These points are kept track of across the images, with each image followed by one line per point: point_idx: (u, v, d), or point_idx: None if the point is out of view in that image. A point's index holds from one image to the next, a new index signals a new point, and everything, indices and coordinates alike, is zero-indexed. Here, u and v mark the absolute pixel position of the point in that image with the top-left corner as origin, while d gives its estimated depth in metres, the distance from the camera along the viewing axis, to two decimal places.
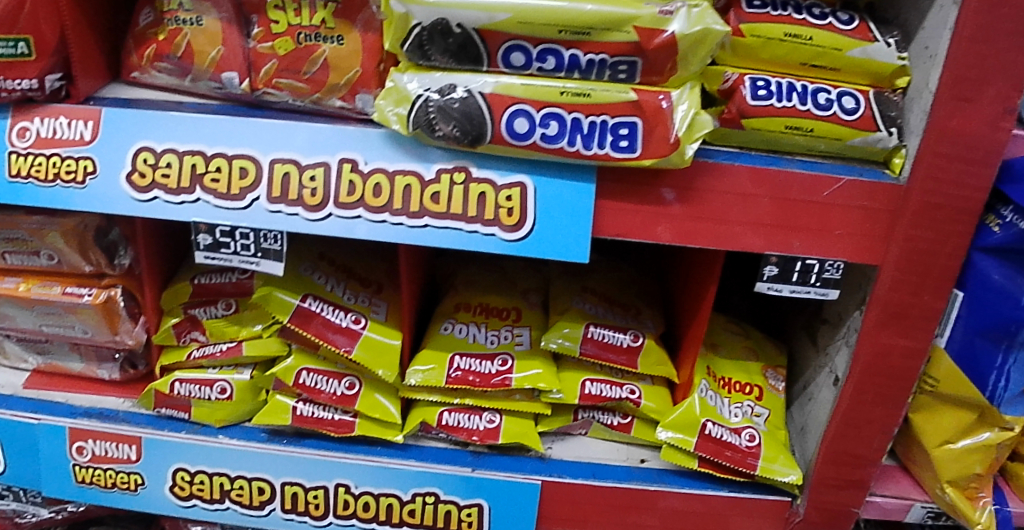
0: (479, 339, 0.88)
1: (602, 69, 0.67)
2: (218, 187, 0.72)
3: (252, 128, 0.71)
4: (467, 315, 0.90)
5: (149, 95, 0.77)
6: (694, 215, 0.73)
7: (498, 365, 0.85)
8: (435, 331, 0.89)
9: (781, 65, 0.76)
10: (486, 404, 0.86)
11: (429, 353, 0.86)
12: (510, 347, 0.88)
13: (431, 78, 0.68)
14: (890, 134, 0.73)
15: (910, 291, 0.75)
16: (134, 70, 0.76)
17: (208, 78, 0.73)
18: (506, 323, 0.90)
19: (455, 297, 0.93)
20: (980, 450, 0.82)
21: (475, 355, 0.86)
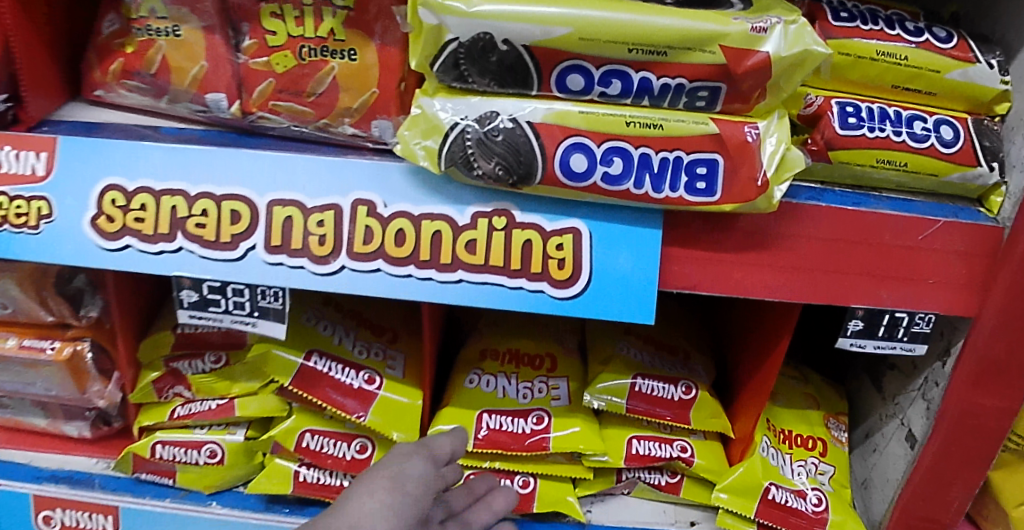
0: (510, 393, 0.78)
1: (678, 95, 0.55)
2: (203, 233, 0.59)
3: (246, 162, 0.59)
4: (496, 364, 0.80)
5: (117, 118, 0.63)
6: (771, 262, 0.62)
7: (533, 424, 0.75)
8: (462, 384, 0.79)
9: (871, 88, 0.65)
10: (518, 467, 0.77)
11: (455, 412, 0.76)
12: (546, 402, 0.78)
13: (467, 104, 0.56)
14: (992, 169, 0.63)
15: (1011, 347, 0.64)
16: (97, 88, 0.62)
17: (189, 100, 0.60)
18: (539, 373, 0.80)
19: (482, 343, 0.83)
20: None
21: (507, 413, 0.76)
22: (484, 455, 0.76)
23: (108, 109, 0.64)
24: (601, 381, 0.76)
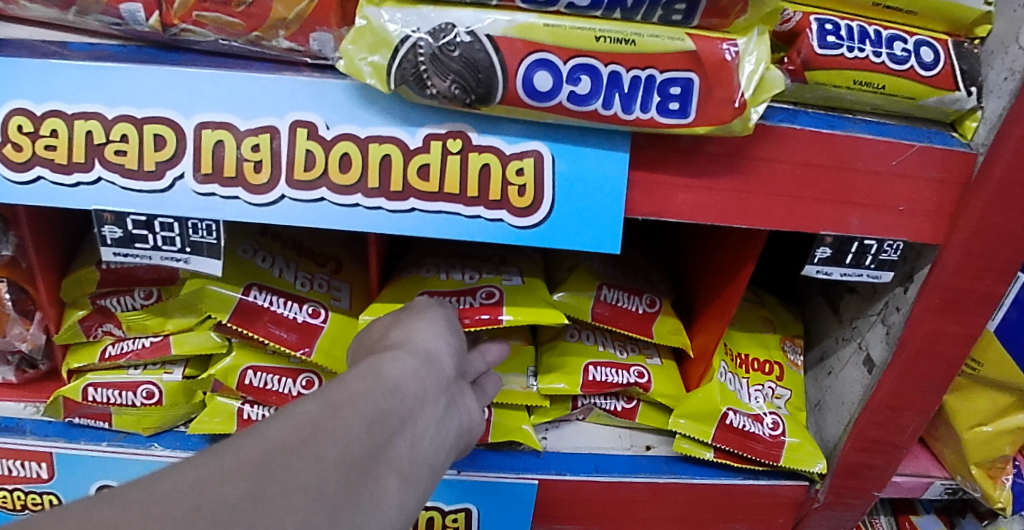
0: (455, 278, 0.73)
1: (653, 7, 0.50)
2: (125, 160, 0.53)
3: (168, 81, 0.52)
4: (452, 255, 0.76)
5: (16, 33, 0.54)
6: (741, 189, 0.59)
7: (483, 298, 0.70)
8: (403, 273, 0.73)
9: (851, 6, 0.61)
10: None
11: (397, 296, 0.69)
12: (496, 285, 0.71)
13: (419, 15, 0.50)
14: (970, 94, 0.60)
15: (974, 273, 0.64)
16: None
17: (100, 11, 0.52)
18: (491, 271, 0.74)
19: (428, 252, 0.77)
20: (1014, 432, 0.75)
21: (457, 290, 0.71)
22: None
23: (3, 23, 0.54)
24: (561, 287, 0.74)
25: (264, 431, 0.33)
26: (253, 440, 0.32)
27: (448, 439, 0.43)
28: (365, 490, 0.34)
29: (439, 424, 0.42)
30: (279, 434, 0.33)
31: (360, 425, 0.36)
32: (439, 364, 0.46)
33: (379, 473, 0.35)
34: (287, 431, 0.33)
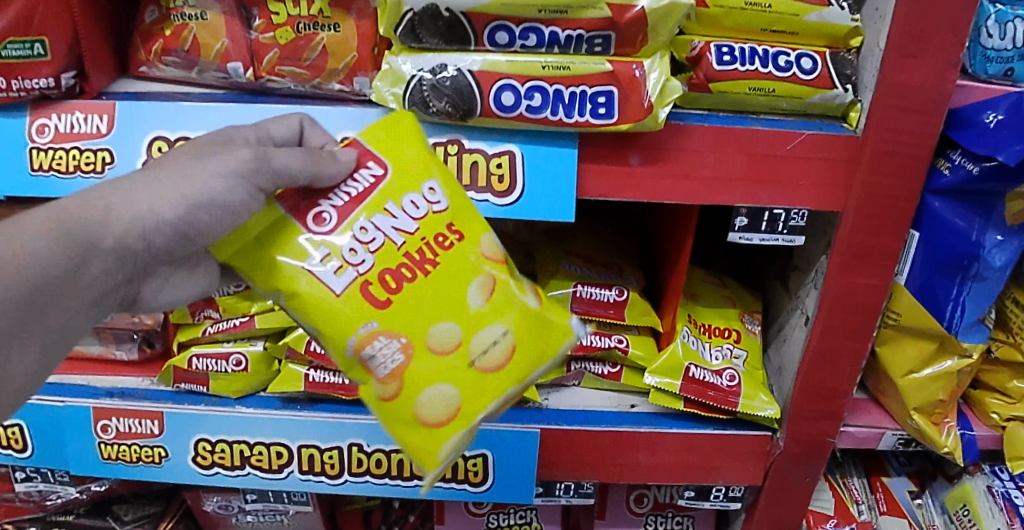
0: (390, 231, 0.64)
1: (579, 43, 0.73)
2: None
3: (256, 112, 0.76)
4: (500, 353, 0.66)
5: (157, 87, 0.82)
6: (666, 171, 0.79)
7: (325, 214, 0.64)
8: (484, 250, 0.68)
9: (743, 32, 0.80)
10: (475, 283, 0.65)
11: (399, 166, 0.65)
12: (366, 251, 0.63)
13: (424, 60, 0.73)
14: (845, 90, 0.78)
15: (872, 233, 0.80)
16: (143, 65, 0.81)
17: (214, 69, 0.78)
18: (406, 287, 0.64)
19: (515, 318, 0.67)
20: (945, 377, 0.87)
21: (388, 209, 0.64)
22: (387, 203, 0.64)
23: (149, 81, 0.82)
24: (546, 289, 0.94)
25: None
26: None
27: (68, 308, 0.55)
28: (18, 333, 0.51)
29: (71, 294, 0.54)
30: None
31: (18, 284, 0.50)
32: (128, 248, 0.56)
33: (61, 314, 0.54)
34: None
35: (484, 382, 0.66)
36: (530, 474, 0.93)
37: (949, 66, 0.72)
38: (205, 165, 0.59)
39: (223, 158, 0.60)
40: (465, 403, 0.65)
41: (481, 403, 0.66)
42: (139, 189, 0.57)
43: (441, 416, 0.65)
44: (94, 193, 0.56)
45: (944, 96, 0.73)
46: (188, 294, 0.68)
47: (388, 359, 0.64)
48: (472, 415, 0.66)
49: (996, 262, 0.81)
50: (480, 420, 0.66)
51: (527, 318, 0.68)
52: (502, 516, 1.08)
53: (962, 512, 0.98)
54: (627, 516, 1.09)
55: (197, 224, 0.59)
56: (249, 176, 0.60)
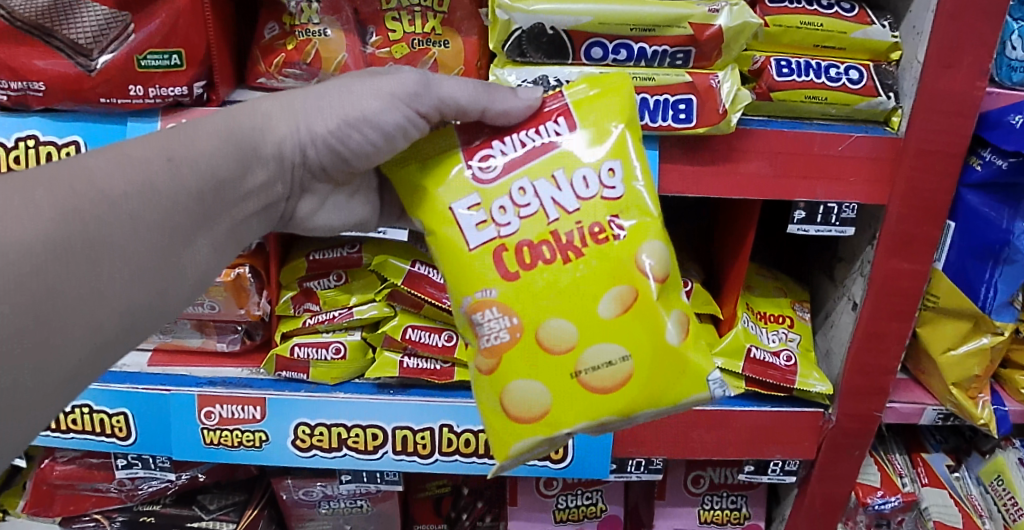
0: (551, 204, 0.69)
1: (663, 58, 0.83)
2: None
3: None
4: (612, 377, 0.68)
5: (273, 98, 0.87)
6: (733, 170, 0.89)
7: (495, 155, 0.71)
8: (638, 262, 0.69)
9: (799, 48, 0.91)
10: (629, 290, 0.68)
11: (584, 142, 0.70)
12: (516, 213, 0.70)
13: (527, 72, 0.83)
14: (889, 98, 0.88)
15: (914, 223, 0.90)
16: (260, 76, 0.87)
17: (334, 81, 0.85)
18: (539, 264, 0.68)
19: (639, 346, 0.68)
20: (980, 352, 0.97)
21: (554, 181, 0.70)
22: (553, 168, 0.70)
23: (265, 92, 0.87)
24: None
25: (89, 169, 0.54)
26: (72, 171, 0.53)
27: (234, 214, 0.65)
28: (186, 240, 0.60)
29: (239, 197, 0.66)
30: (107, 181, 0.55)
31: (195, 186, 0.60)
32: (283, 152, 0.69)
33: (218, 222, 0.63)
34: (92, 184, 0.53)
35: (584, 397, 0.68)
36: (606, 449, 1.02)
37: (981, 75, 0.82)
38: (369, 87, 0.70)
39: (388, 83, 0.70)
40: (554, 407, 0.68)
41: (571, 417, 0.68)
42: (303, 102, 0.70)
43: (527, 412, 0.69)
44: (263, 103, 0.69)
45: (976, 101, 0.84)
46: (339, 213, 0.80)
47: (495, 335, 0.69)
48: (559, 424, 0.68)
49: None
50: (565, 432, 0.68)
51: (652, 352, 0.68)
52: (571, 497, 1.17)
53: (998, 482, 1.08)
54: (685, 497, 1.18)
55: (348, 139, 0.70)
56: (407, 101, 0.69)
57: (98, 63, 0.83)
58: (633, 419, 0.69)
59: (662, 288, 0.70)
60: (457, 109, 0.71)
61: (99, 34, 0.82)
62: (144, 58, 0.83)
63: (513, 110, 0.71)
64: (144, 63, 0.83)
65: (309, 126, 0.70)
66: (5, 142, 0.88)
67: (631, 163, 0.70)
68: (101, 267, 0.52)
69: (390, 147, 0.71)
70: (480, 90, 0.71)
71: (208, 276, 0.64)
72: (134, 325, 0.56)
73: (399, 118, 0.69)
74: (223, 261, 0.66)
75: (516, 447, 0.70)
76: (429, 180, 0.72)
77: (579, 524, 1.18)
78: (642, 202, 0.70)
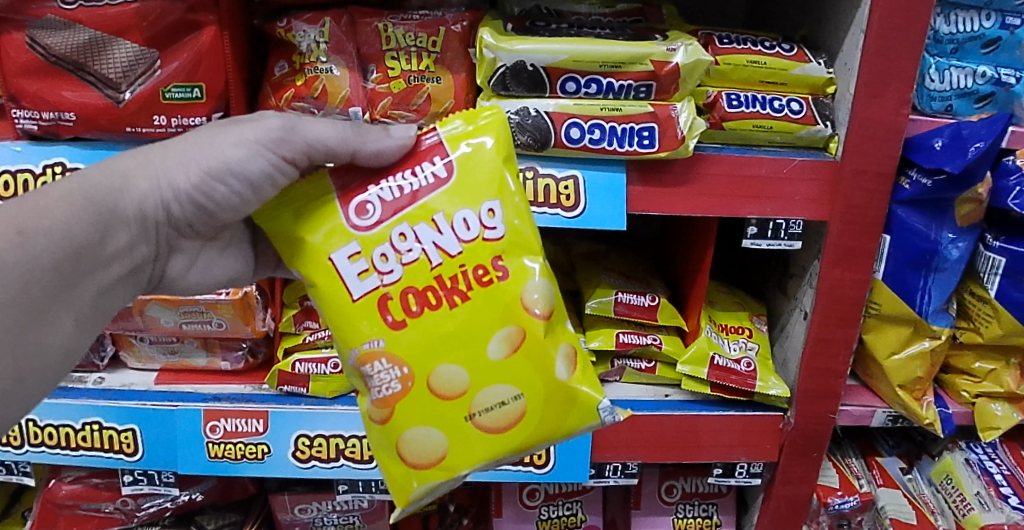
0: (433, 249, 0.74)
1: (629, 91, 0.95)
2: None
3: None
4: (504, 416, 0.75)
5: None
6: (693, 190, 1.00)
7: (375, 198, 0.75)
8: (524, 301, 0.75)
9: (746, 83, 1.04)
10: (510, 324, 0.75)
11: (461, 184, 0.75)
12: (398, 261, 0.74)
13: (511, 104, 0.94)
14: (826, 126, 1.01)
15: (854, 236, 1.03)
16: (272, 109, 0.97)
17: (338, 112, 0.95)
18: (425, 311, 0.74)
19: (531, 386, 0.75)
20: (920, 355, 1.10)
21: (434, 226, 0.74)
22: (432, 211, 0.74)
23: None
24: (593, 298, 1.13)
25: None
26: None
27: (96, 282, 0.72)
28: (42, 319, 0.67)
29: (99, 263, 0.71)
30: None
31: (51, 263, 0.66)
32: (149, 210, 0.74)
33: (78, 290, 0.70)
34: None
35: (479, 437, 0.75)
36: (585, 453, 1.09)
37: (903, 104, 0.98)
38: (231, 138, 0.75)
39: (249, 131, 0.75)
40: (450, 451, 0.75)
41: (465, 459, 0.75)
42: (163, 159, 0.75)
43: (424, 458, 0.76)
44: (120, 162, 0.74)
45: (900, 127, 0.99)
46: (212, 273, 0.88)
47: (387, 385, 0.75)
48: (456, 464, 0.75)
49: (952, 255, 1.05)
50: (461, 473, 0.76)
51: (544, 390, 0.76)
52: (552, 507, 1.21)
53: (948, 482, 1.20)
54: (660, 506, 1.24)
55: (212, 191, 0.76)
56: (270, 147, 0.74)
57: (126, 95, 0.93)
58: (527, 450, 0.77)
59: (548, 324, 0.77)
60: (327, 151, 0.75)
61: (129, 69, 0.92)
62: (169, 91, 0.93)
63: (386, 149, 0.75)
64: (168, 95, 0.93)
65: (171, 182, 0.74)
66: (35, 168, 0.95)
67: (509, 202, 0.75)
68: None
69: (257, 194, 0.76)
70: (348, 131, 0.75)
71: (74, 341, 0.71)
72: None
73: (263, 165, 0.74)
74: (92, 324, 0.73)
75: (416, 489, 0.77)
76: (303, 228, 0.76)
77: None
78: (522, 240, 0.76)
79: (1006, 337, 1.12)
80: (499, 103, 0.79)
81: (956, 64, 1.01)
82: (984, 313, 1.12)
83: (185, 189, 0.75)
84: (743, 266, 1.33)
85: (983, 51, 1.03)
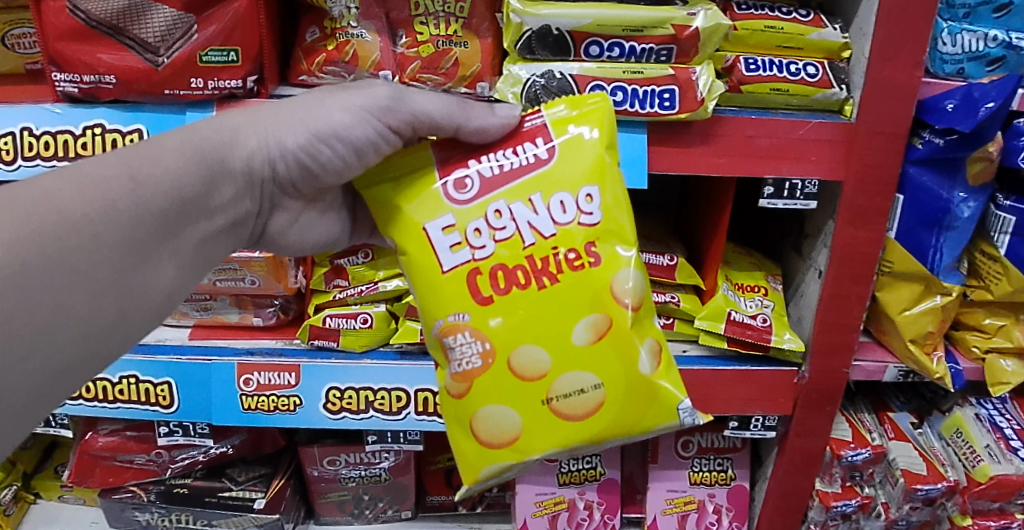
0: (528, 230, 0.77)
1: (649, 54, 0.98)
2: None
3: None
4: (582, 404, 0.77)
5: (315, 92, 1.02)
6: (711, 150, 1.04)
7: (472, 173, 0.79)
8: (615, 290, 0.78)
9: (763, 48, 1.06)
10: (597, 309, 0.77)
11: (560, 168, 0.78)
12: (491, 237, 0.77)
13: (535, 67, 0.97)
14: (841, 89, 1.04)
15: (867, 196, 1.07)
16: (303, 74, 1.01)
17: (367, 76, 0.99)
18: (513, 290, 0.77)
19: (611, 376, 0.78)
20: (932, 310, 1.14)
21: (530, 207, 0.77)
22: (530, 192, 0.77)
23: (307, 87, 1.02)
24: None
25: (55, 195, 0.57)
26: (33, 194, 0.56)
27: (200, 235, 0.70)
28: (150, 263, 0.63)
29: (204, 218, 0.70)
30: (70, 205, 0.57)
31: (159, 209, 0.64)
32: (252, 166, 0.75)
33: (180, 241, 0.67)
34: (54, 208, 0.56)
35: (556, 421, 0.78)
36: None
37: (917, 65, 1.01)
38: (339, 104, 0.78)
39: (357, 98, 0.79)
40: (522, 432, 0.78)
41: (540, 440, 0.78)
42: (271, 119, 0.77)
43: (497, 436, 0.79)
44: (230, 119, 0.75)
45: (913, 88, 1.02)
46: (306, 237, 0.90)
47: (468, 359, 0.79)
48: (528, 447, 0.79)
49: (963, 214, 1.08)
50: (533, 457, 0.79)
51: (625, 383, 0.78)
52: (573, 461, 1.23)
53: (957, 436, 1.25)
54: (677, 460, 1.28)
55: (318, 154, 0.79)
56: (377, 114, 0.78)
57: (164, 59, 0.96)
58: (603, 443, 0.80)
59: (635, 317, 0.79)
60: (431, 124, 0.79)
61: (167, 33, 0.95)
62: (205, 54, 0.96)
63: (490, 127, 0.79)
64: (205, 59, 0.96)
65: (278, 142, 0.77)
66: (75, 129, 1.01)
67: (608, 190, 0.78)
68: (58, 289, 0.55)
69: (359, 159, 0.80)
70: (453, 106, 0.79)
71: (176, 296, 0.67)
72: (96, 352, 0.59)
73: (368, 132, 0.78)
74: (191, 280, 0.70)
75: (486, 466, 0.80)
76: (401, 197, 0.80)
77: (581, 487, 1.25)
78: (617, 230, 0.79)
79: (1015, 294, 1.16)
80: (605, 92, 0.81)
81: (968, 28, 1.05)
82: (994, 271, 1.16)
83: (292, 149, 0.77)
84: (758, 229, 1.36)
85: (995, 15, 1.06)
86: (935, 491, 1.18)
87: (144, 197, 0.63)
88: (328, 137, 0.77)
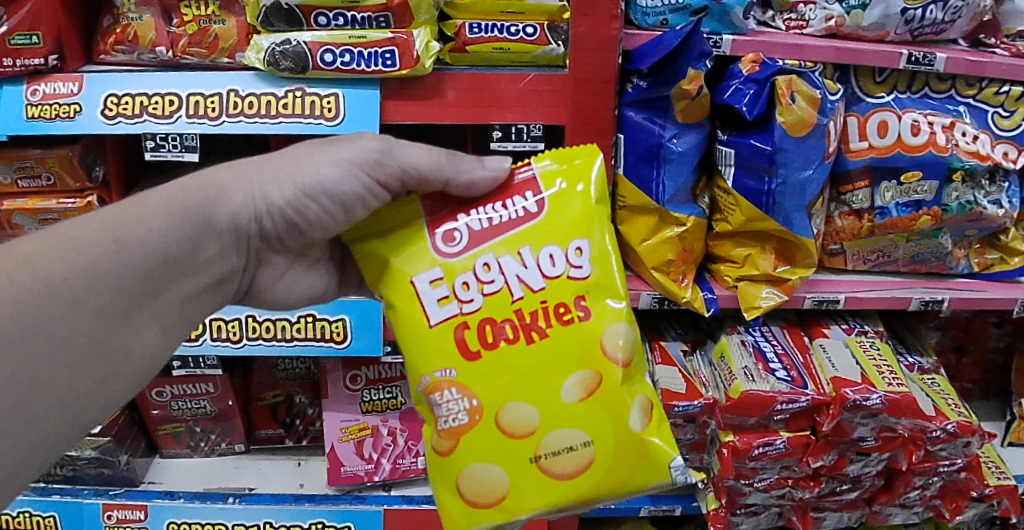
0: (518, 284, 0.85)
1: (370, 21, 1.15)
2: (127, 109, 1.18)
3: (122, 76, 1.19)
4: (571, 460, 0.84)
5: (112, 67, 1.22)
6: (441, 103, 1.21)
7: (465, 223, 0.87)
8: (604, 345, 0.85)
9: (487, 13, 1.19)
10: (581, 365, 0.85)
11: (549, 220, 0.86)
12: (479, 290, 0.85)
13: (275, 37, 1.15)
14: (558, 45, 1.18)
15: (586, 136, 1.22)
16: (102, 53, 1.22)
17: (146, 51, 1.19)
18: (501, 344, 0.84)
19: (601, 435, 0.84)
20: (668, 239, 1.28)
21: (519, 260, 0.85)
22: (521, 247, 0.85)
23: (107, 65, 1.23)
24: None
25: (35, 262, 0.62)
26: (18, 261, 0.61)
27: (185, 296, 0.76)
28: (128, 326, 0.69)
29: (191, 277, 0.76)
30: (53, 273, 0.63)
31: (139, 273, 0.69)
32: (239, 219, 0.81)
33: (161, 297, 0.73)
34: (38, 277, 0.62)
35: (544, 478, 0.84)
36: (376, 350, 1.28)
37: (614, 18, 1.14)
38: (327, 158, 0.84)
39: (346, 152, 0.85)
40: (510, 491, 0.85)
41: (527, 500, 0.85)
42: (259, 176, 0.82)
43: (485, 496, 0.86)
44: (218, 174, 0.80)
45: (614, 39, 1.15)
46: (292, 288, 0.98)
47: (455, 415, 0.85)
48: (516, 507, 0.85)
49: (676, 148, 1.21)
50: (520, 516, 0.86)
51: (615, 439, 0.85)
52: (374, 391, 1.41)
53: (722, 360, 1.36)
54: None
55: (305, 208, 0.84)
56: (362, 169, 0.84)
57: None
58: (592, 502, 0.86)
59: (627, 373, 0.86)
60: (419, 177, 0.86)
61: None
62: (13, 39, 1.14)
63: (477, 180, 0.86)
64: (13, 42, 1.14)
65: (265, 197, 0.82)
66: None
67: (594, 242, 0.86)
68: (49, 344, 0.61)
69: (346, 213, 0.86)
70: (442, 158, 0.86)
71: (158, 354, 0.74)
72: (75, 407, 0.65)
73: (355, 186, 0.84)
74: (175, 337, 0.76)
75: (476, 525, 0.87)
76: (390, 251, 0.88)
77: (384, 414, 1.42)
78: (605, 285, 0.86)
79: (752, 222, 1.27)
80: (593, 146, 0.90)
81: None
82: (729, 202, 1.28)
83: (279, 203, 0.83)
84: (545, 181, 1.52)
85: None
86: (692, 408, 1.30)
87: (130, 267, 0.68)
88: (315, 192, 0.83)
